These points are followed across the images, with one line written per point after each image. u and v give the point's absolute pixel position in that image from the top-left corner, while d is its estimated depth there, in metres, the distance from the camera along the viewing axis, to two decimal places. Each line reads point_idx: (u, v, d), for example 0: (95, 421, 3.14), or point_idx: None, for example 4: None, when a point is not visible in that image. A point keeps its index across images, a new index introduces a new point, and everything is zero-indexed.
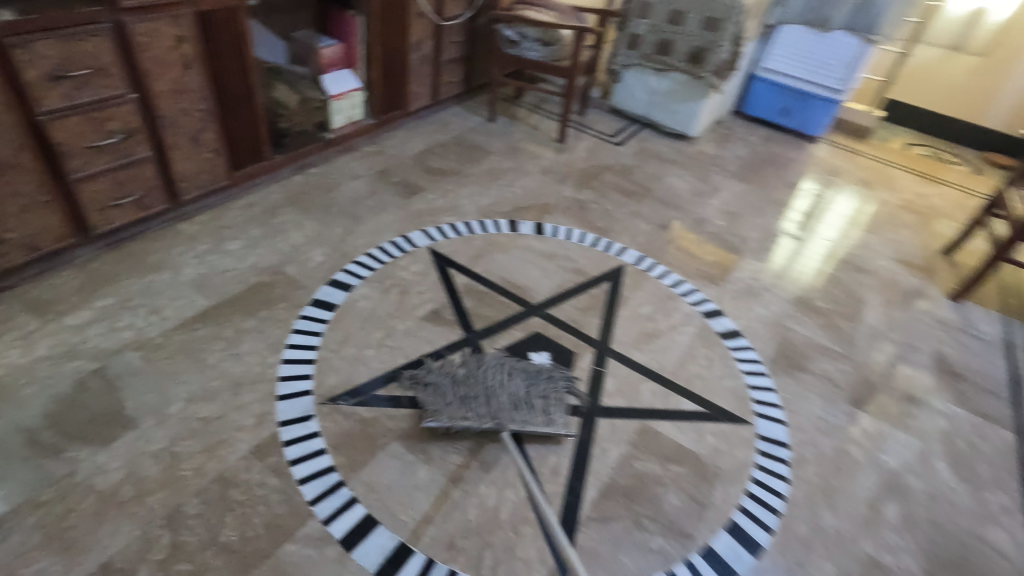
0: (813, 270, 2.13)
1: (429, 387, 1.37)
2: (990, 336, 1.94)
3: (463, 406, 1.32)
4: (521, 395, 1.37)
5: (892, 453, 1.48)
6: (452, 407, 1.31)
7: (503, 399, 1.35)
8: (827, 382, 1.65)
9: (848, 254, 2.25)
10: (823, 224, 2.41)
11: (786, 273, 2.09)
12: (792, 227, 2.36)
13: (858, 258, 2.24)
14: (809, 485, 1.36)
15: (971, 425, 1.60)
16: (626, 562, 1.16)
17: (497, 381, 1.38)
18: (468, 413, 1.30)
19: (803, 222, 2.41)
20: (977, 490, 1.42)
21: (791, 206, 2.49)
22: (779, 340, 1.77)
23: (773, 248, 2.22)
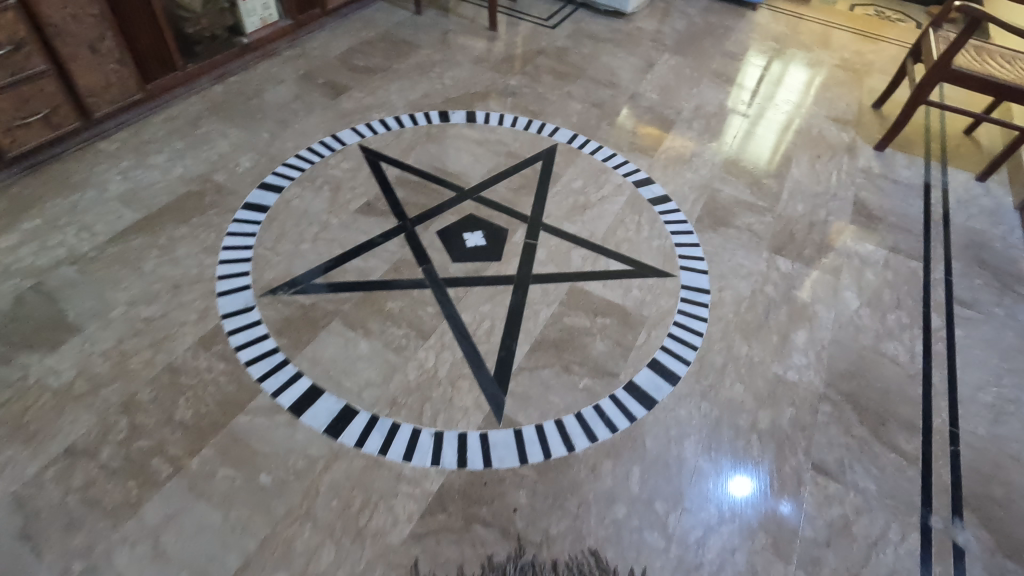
0: (769, 148, 2.13)
1: None
2: (909, 180, 2.03)
3: None
4: None
5: (805, 290, 1.60)
6: None
7: None
8: (750, 234, 1.75)
9: (780, 116, 2.29)
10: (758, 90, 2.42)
11: (730, 146, 2.11)
12: (742, 105, 2.34)
13: (790, 120, 2.28)
14: (725, 323, 1.48)
15: (882, 259, 1.72)
16: (555, 401, 1.28)
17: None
18: None
19: (752, 98, 2.39)
20: (879, 312, 1.56)
21: (735, 80, 2.48)
22: (706, 201, 1.84)
23: (725, 129, 2.20)
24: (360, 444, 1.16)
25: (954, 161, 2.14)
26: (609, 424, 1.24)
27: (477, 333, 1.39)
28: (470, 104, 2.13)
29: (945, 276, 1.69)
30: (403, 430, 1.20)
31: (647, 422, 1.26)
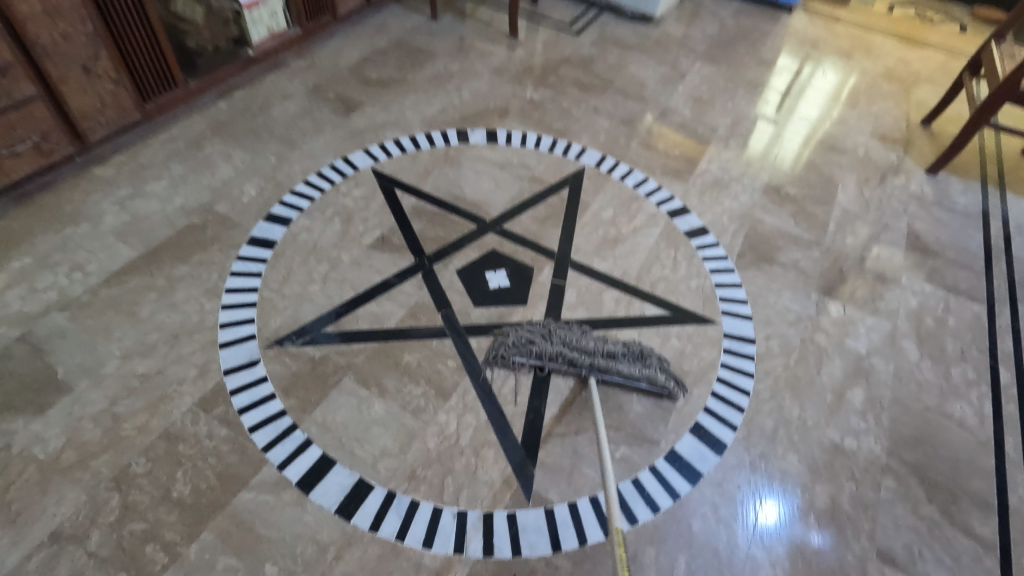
0: (791, 154, 2.02)
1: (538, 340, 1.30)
2: (966, 208, 1.87)
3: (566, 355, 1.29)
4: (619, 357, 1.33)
5: (860, 338, 1.46)
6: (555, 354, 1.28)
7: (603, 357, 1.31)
8: (796, 273, 1.60)
9: (808, 128, 2.14)
10: (798, 103, 2.26)
11: (759, 158, 1.99)
12: (768, 110, 2.21)
13: (820, 132, 2.13)
14: (773, 379, 1.35)
15: (941, 302, 1.57)
16: (590, 474, 1.15)
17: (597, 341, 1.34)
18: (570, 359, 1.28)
19: (780, 103, 2.26)
20: (942, 366, 1.41)
21: (767, 86, 2.33)
22: (747, 233, 1.70)
23: (751, 133, 2.09)
24: (375, 527, 1.05)
25: (1014, 187, 1.97)
26: (650, 502, 1.12)
27: (502, 392, 1.26)
28: (490, 121, 1.99)
29: (1012, 322, 1.54)
30: (423, 509, 1.08)
31: (692, 500, 1.13)
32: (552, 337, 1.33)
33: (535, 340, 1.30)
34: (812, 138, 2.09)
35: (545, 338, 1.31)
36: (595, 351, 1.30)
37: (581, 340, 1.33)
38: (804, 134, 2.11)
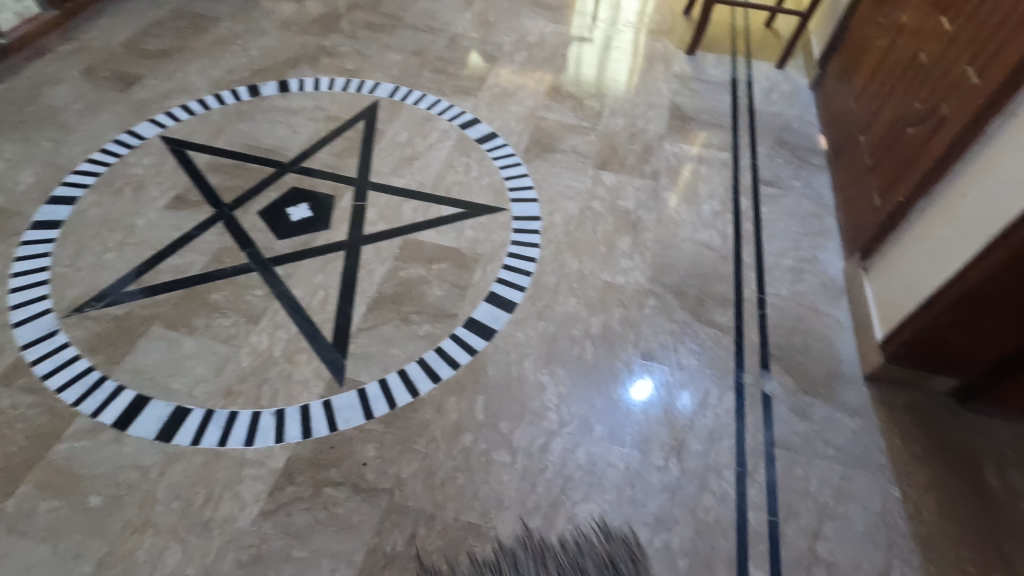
0: (626, 71, 2.18)
1: None
2: (717, 79, 2.16)
3: None
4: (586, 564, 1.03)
5: (629, 198, 1.69)
6: None
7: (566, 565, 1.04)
8: (576, 155, 1.80)
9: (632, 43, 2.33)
10: (612, 22, 2.43)
11: (587, 78, 2.13)
12: (585, 34, 2.36)
13: (642, 44, 2.32)
14: (555, 244, 1.54)
15: (696, 157, 1.84)
16: (397, 352, 1.29)
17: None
18: None
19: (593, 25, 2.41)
20: (694, 206, 1.68)
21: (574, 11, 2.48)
22: (532, 130, 1.87)
23: (577, 61, 2.21)
24: (197, 441, 1.13)
25: (756, 54, 2.29)
26: (450, 361, 1.28)
27: (311, 305, 1.37)
28: (282, 72, 2.02)
29: (751, 162, 1.84)
30: (243, 416, 1.18)
31: (487, 352, 1.31)
32: None
33: None
34: (637, 51, 2.28)
35: None
36: None
37: None
38: (630, 49, 2.29)
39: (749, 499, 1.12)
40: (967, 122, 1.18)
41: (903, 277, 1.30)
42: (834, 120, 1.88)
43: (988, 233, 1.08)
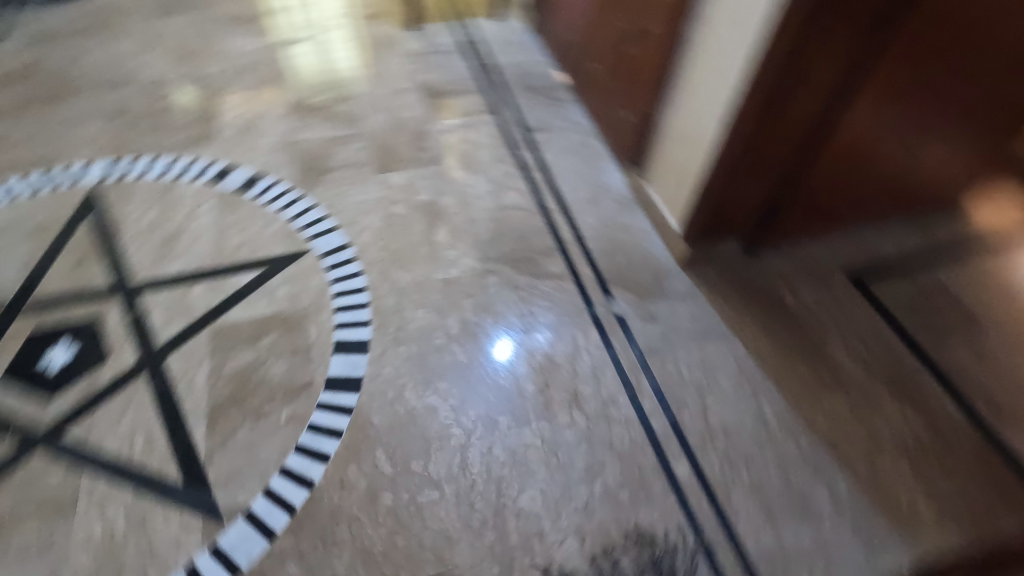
0: (357, 64, 2.09)
1: None
2: (450, 46, 2.19)
3: None
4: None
5: (425, 190, 1.66)
6: None
7: None
8: (354, 166, 1.70)
9: (350, 33, 2.23)
10: (319, 18, 2.29)
11: (322, 83, 2.00)
12: (296, 38, 2.19)
13: (360, 32, 2.24)
14: (378, 264, 1.46)
15: (467, 127, 1.87)
16: (267, 453, 1.14)
17: None
18: None
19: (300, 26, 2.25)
20: (487, 175, 1.72)
21: (274, 17, 2.27)
22: (296, 156, 1.71)
23: (302, 69, 2.05)
24: None
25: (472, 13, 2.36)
26: (331, 432, 1.17)
27: (136, 453, 1.12)
28: None
29: (515, 115, 1.93)
30: None
31: (364, 403, 1.21)
32: None
33: None
34: (358, 40, 2.19)
35: None
36: None
37: None
38: (350, 41, 2.19)
39: (647, 410, 1.24)
40: (672, 29, 1.37)
41: (675, 173, 1.49)
42: (565, 54, 2.04)
43: (721, 114, 1.28)
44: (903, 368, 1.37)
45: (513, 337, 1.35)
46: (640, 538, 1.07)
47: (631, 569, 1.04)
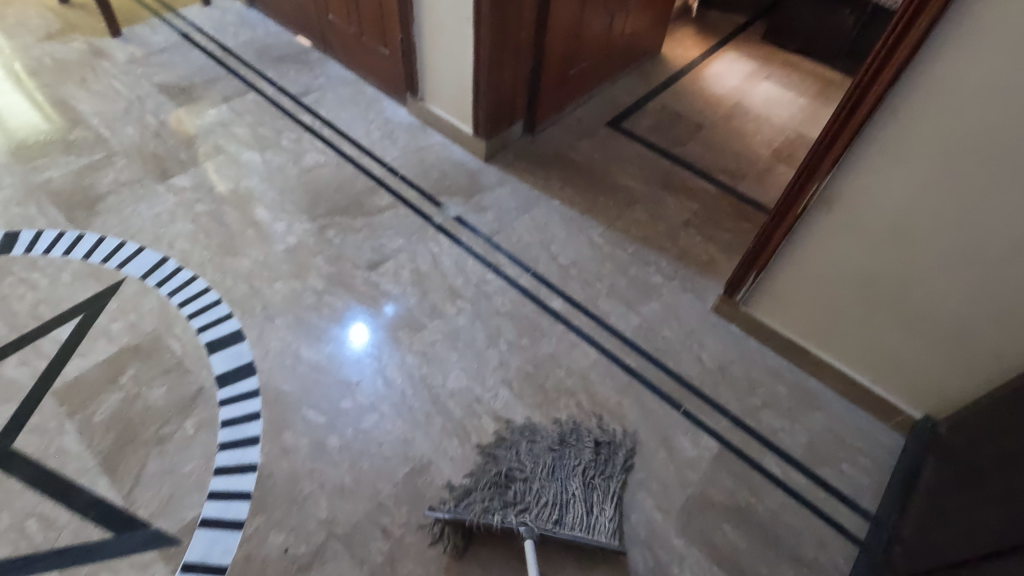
0: (58, 89, 1.81)
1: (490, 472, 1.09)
2: (170, 41, 2.03)
3: (518, 492, 1.05)
4: (582, 472, 1.10)
5: (221, 180, 1.60)
6: (510, 492, 1.05)
7: (563, 475, 1.09)
8: (128, 185, 1.56)
9: (33, 58, 1.90)
10: None
11: (28, 118, 1.71)
12: None
13: (46, 53, 1.93)
14: (210, 262, 1.40)
15: (233, 112, 1.80)
16: (192, 464, 1.09)
17: (565, 462, 1.11)
18: (522, 491, 1.06)
19: None
20: (277, 147, 1.70)
21: None
22: (51, 198, 1.50)
23: None
24: None
25: (176, 6, 2.19)
26: (248, 417, 1.16)
27: (40, 537, 1.00)
28: None
29: (275, 87, 1.90)
30: None
31: (267, 379, 1.21)
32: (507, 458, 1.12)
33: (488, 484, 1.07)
34: (48, 64, 1.89)
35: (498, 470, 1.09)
36: (557, 473, 1.09)
37: (541, 461, 1.11)
38: (36, 66, 1.87)
39: (512, 275, 1.45)
40: None
41: (448, 83, 1.65)
42: (297, 18, 2.04)
43: (467, 19, 1.44)
44: (668, 174, 1.77)
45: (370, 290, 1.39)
46: (564, 374, 1.28)
47: (580, 440, 1.16)
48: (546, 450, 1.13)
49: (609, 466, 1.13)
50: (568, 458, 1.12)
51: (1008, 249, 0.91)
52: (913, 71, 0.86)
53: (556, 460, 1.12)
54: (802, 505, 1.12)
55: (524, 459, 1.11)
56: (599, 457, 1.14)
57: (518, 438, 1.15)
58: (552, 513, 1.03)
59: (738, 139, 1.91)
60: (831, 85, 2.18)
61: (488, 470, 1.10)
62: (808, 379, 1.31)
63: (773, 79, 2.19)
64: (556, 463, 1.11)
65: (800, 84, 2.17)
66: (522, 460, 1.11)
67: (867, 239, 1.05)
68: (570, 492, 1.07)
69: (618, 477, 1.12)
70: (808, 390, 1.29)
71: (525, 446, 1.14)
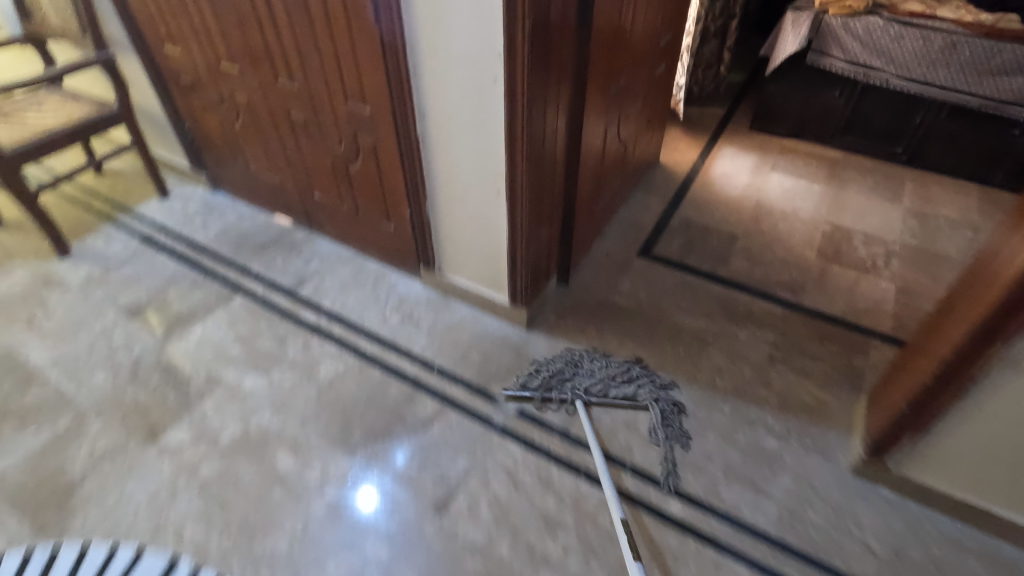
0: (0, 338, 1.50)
1: (573, 364, 1.40)
2: (129, 249, 1.78)
3: (580, 378, 1.36)
4: (637, 381, 1.36)
5: (225, 424, 1.30)
6: (576, 376, 1.37)
7: (623, 369, 1.38)
8: (109, 456, 1.24)
9: None
10: None
11: None
12: None
13: None
14: (235, 550, 1.09)
15: (221, 325, 1.53)
16: None
17: (629, 373, 1.38)
18: (583, 377, 1.36)
19: None
20: (284, 362, 1.44)
21: None
22: (10, 500, 1.17)
23: None
24: None
25: (130, 204, 1.95)
26: None
27: None
28: None
29: (265, 282, 1.66)
30: None
31: None
32: (586, 365, 1.39)
33: (562, 370, 1.38)
34: None
35: (573, 364, 1.39)
36: (619, 377, 1.37)
37: (612, 368, 1.39)
38: None
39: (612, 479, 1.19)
40: (396, 134, 1.30)
41: (473, 255, 1.44)
42: (273, 197, 1.83)
43: (497, 193, 1.26)
44: (727, 299, 1.59)
45: (446, 541, 1.10)
46: None
47: (651, 378, 1.38)
48: (622, 367, 1.39)
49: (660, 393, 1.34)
50: (634, 371, 1.38)
51: None
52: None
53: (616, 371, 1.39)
54: None
55: (599, 367, 1.39)
56: (657, 384, 1.36)
57: (604, 354, 1.43)
58: (597, 394, 1.34)
59: (777, 244, 1.77)
60: (837, 164, 2.11)
61: (567, 366, 1.39)
62: (998, 543, 1.09)
63: (780, 168, 2.10)
64: (619, 374, 1.38)
65: (808, 168, 2.10)
66: (598, 365, 1.39)
67: None
68: (617, 386, 1.35)
69: (667, 402, 1.32)
70: (1004, 560, 1.07)
71: (607, 362, 1.41)
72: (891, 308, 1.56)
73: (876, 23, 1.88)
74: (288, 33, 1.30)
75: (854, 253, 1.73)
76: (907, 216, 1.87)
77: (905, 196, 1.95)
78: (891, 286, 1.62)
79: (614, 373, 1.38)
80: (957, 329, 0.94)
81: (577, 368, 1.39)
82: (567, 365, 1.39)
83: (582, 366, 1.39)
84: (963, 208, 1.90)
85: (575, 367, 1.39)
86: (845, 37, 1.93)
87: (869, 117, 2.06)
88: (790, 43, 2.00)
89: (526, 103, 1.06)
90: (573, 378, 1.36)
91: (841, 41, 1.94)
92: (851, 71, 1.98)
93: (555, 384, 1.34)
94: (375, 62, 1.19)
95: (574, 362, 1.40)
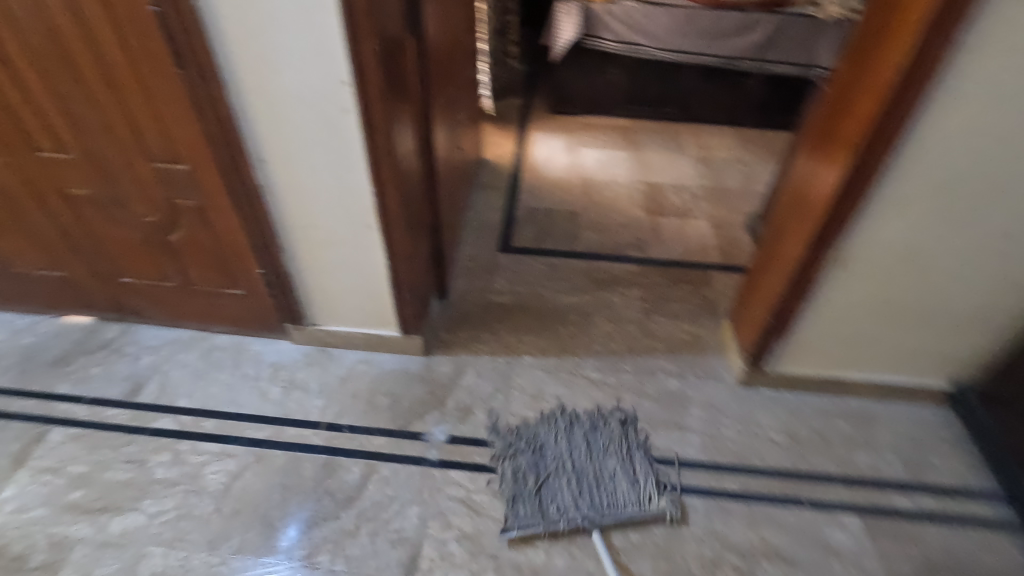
0: None
1: (538, 450, 1.25)
2: None
3: (556, 469, 1.22)
4: (606, 450, 1.26)
5: None
6: (546, 467, 1.22)
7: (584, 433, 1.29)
8: None
9: None
10: None
11: None
12: None
13: None
14: None
15: (44, 472, 1.20)
16: None
17: (593, 443, 1.27)
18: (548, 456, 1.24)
19: None
20: (154, 486, 1.18)
21: None
22: None
23: None
24: None
25: None
26: None
27: None
28: None
29: (85, 401, 1.32)
30: None
31: None
32: (547, 445, 1.26)
33: (512, 439, 1.27)
34: None
35: (531, 441, 1.27)
36: (592, 455, 1.25)
37: (577, 441, 1.27)
38: None
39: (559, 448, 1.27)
40: (228, 188, 1.13)
41: (350, 297, 1.33)
42: (55, 298, 1.45)
43: (366, 226, 1.17)
44: (591, 270, 1.72)
45: None
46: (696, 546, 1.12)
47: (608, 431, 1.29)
48: (583, 432, 1.29)
49: (609, 429, 1.30)
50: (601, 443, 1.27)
51: (1007, 240, 1.03)
52: (908, 133, 0.92)
53: (631, 485, 1.19)
54: (953, 524, 1.16)
55: (557, 435, 1.28)
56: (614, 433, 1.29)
57: (558, 411, 1.32)
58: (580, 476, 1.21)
59: (611, 211, 1.96)
60: (629, 130, 2.39)
61: (530, 453, 1.25)
62: (849, 399, 1.37)
63: (587, 142, 2.32)
64: (592, 445, 1.27)
65: (609, 138, 2.35)
66: (565, 444, 1.27)
67: (879, 274, 1.12)
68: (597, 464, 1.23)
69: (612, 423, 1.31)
70: (856, 410, 1.35)
71: (567, 433, 1.29)
72: (713, 242, 1.85)
73: (630, 6, 2.17)
74: (45, 95, 1.04)
75: (670, 203, 2.00)
76: (695, 163, 2.22)
77: (687, 146, 2.31)
78: (706, 223, 1.92)
79: (588, 450, 1.25)
80: (793, 247, 1.16)
81: (544, 448, 1.26)
82: (530, 455, 1.24)
83: (541, 437, 1.28)
84: (730, 147, 2.31)
85: (521, 431, 1.29)
86: (610, 20, 2.19)
87: (643, 87, 2.38)
88: (567, 30, 2.22)
89: (386, 127, 1.00)
90: (554, 475, 1.21)
91: (607, 25, 2.20)
92: (620, 49, 2.25)
93: (529, 477, 1.21)
94: (185, 110, 1.02)
95: (537, 445, 1.26)
